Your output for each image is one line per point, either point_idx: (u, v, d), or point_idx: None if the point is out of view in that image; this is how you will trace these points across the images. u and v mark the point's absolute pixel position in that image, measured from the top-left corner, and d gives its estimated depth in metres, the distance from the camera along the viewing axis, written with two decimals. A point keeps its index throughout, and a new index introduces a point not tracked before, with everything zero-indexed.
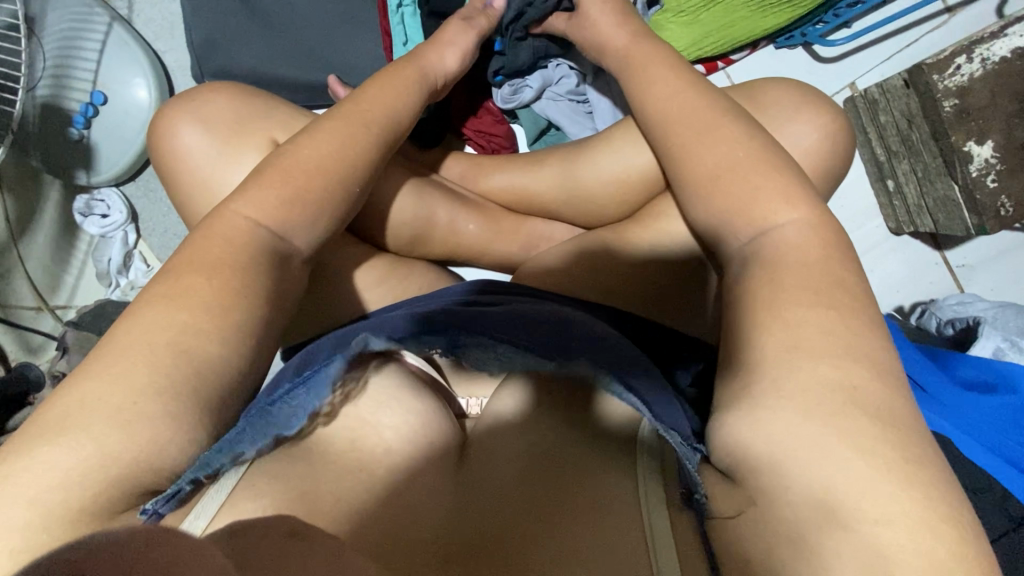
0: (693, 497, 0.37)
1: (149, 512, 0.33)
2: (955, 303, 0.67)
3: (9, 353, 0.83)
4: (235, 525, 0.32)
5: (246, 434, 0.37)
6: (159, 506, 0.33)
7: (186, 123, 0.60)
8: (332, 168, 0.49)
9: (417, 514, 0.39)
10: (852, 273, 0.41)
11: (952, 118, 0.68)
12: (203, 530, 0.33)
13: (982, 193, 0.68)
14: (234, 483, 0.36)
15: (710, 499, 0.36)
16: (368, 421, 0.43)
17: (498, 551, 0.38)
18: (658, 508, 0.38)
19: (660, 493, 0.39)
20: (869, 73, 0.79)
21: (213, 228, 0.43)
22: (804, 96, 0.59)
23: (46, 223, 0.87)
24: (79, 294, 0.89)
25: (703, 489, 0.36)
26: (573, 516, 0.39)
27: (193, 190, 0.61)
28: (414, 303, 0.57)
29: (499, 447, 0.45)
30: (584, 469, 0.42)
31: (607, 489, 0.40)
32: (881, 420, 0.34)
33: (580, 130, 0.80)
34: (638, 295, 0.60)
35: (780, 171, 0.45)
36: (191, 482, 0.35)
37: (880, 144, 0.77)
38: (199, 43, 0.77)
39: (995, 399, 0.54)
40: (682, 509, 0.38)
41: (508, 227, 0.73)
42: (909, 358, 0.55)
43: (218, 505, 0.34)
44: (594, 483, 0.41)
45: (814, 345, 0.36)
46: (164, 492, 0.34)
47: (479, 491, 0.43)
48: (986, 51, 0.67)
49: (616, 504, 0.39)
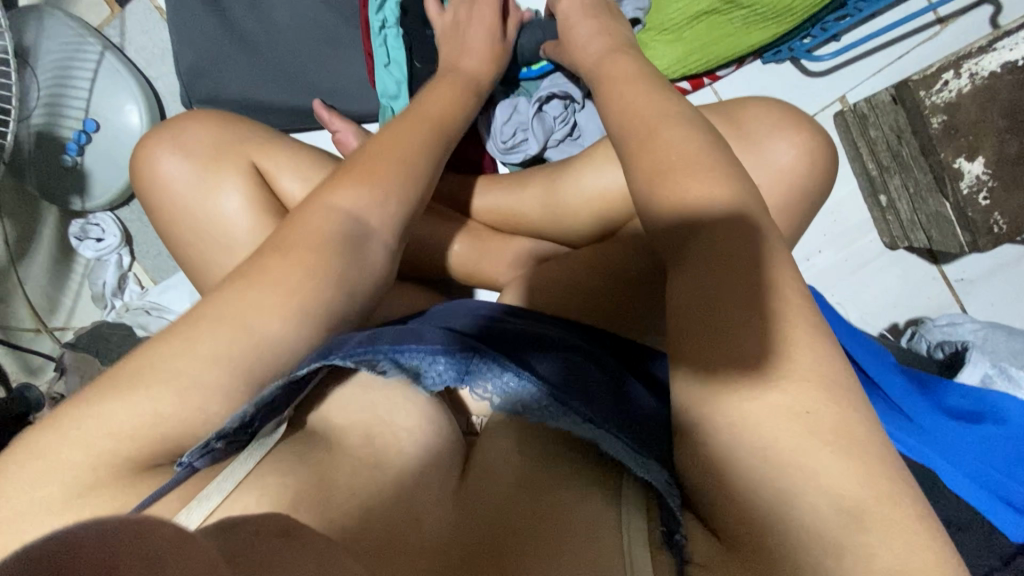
0: (673, 538, 0.35)
1: (185, 464, 0.36)
2: (945, 325, 0.65)
3: (9, 374, 0.86)
4: (225, 520, 0.30)
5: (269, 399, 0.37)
6: (194, 460, 0.36)
7: (166, 153, 0.60)
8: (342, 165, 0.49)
9: (421, 517, 0.39)
10: None
11: (941, 134, 0.66)
12: (201, 519, 0.32)
13: (974, 211, 0.66)
14: (253, 461, 0.37)
15: (689, 540, 0.35)
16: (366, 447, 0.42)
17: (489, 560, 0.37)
18: (637, 539, 0.36)
19: (642, 527, 0.36)
20: (859, 86, 0.78)
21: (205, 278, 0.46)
22: (784, 113, 0.59)
23: (44, 248, 0.90)
24: (76, 315, 0.92)
25: (684, 529, 0.36)
26: (562, 538, 0.37)
27: (173, 219, 0.61)
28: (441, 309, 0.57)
29: (498, 456, 0.44)
30: (574, 490, 0.40)
31: (592, 515, 0.38)
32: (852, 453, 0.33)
33: (572, 150, 0.79)
34: (622, 319, 0.61)
35: None
36: (221, 441, 0.37)
37: (871, 159, 0.75)
38: (186, 70, 0.78)
39: (982, 430, 0.52)
40: (659, 552, 0.35)
41: (493, 247, 0.74)
42: (898, 386, 0.54)
43: (233, 479, 0.35)
44: (582, 504, 0.39)
45: (797, 377, 0.35)
46: (196, 447, 0.37)
47: (478, 500, 0.42)
48: (974, 66, 0.66)
49: (600, 532, 0.37)
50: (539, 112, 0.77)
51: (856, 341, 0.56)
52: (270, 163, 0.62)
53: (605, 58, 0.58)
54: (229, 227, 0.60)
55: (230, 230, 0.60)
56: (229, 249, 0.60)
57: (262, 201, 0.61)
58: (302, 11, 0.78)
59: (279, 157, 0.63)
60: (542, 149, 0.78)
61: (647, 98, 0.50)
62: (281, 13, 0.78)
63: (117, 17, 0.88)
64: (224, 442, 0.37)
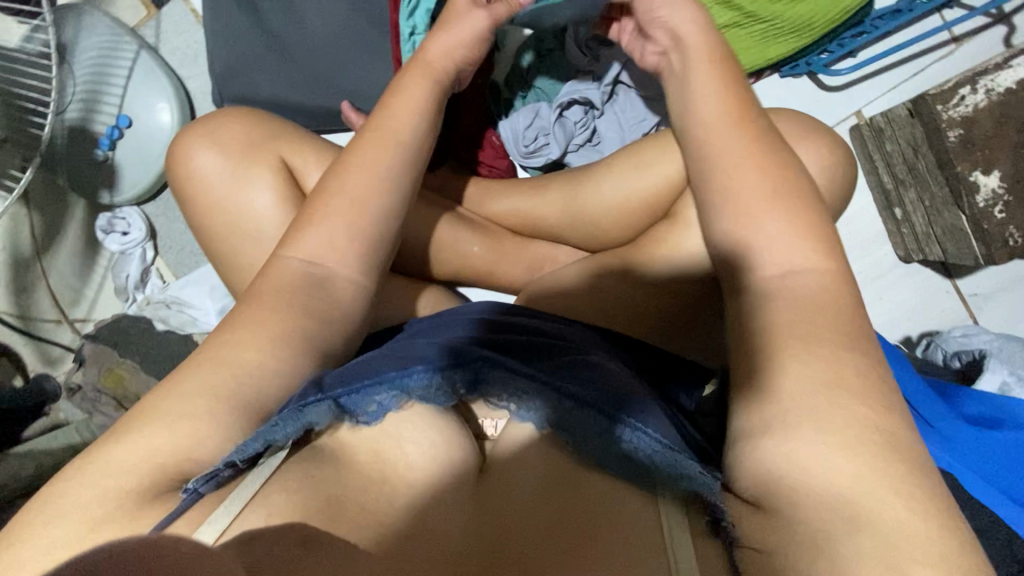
0: (719, 525, 0.37)
1: (190, 490, 0.37)
2: (960, 335, 0.65)
3: (27, 363, 0.90)
4: (245, 532, 0.35)
5: (280, 426, 0.39)
6: (198, 485, 0.37)
7: (201, 147, 0.62)
8: (381, 191, 0.53)
9: (441, 529, 0.40)
10: (844, 310, 0.42)
11: (957, 148, 0.69)
12: (216, 537, 0.35)
13: (990, 223, 0.68)
14: (261, 483, 0.38)
15: (736, 524, 0.37)
16: (394, 433, 0.43)
17: (524, 555, 0.39)
18: (680, 532, 0.38)
19: (682, 523, 0.38)
20: (875, 101, 0.79)
21: (258, 283, 0.50)
22: (803, 125, 0.60)
23: (70, 240, 0.92)
24: (97, 308, 0.93)
25: (730, 515, 0.37)
26: (601, 535, 0.39)
27: (205, 211, 0.63)
28: (453, 315, 0.58)
29: (521, 468, 0.44)
30: (607, 486, 0.41)
31: (629, 509, 0.40)
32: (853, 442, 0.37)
33: (590, 157, 0.81)
34: (641, 322, 0.61)
35: (789, 200, 0.46)
36: (228, 466, 0.38)
37: (886, 172, 0.76)
38: (220, 70, 0.81)
39: (1000, 435, 0.52)
40: (706, 537, 0.38)
41: (512, 249, 0.75)
42: (916, 391, 0.54)
43: (242, 502, 0.37)
44: (615, 500, 0.40)
45: None
46: (202, 473, 0.38)
47: (505, 501, 0.43)
48: (991, 81, 0.68)
49: (640, 523, 0.39)
50: (560, 118, 0.79)
51: (876, 345, 0.57)
52: (300, 160, 0.64)
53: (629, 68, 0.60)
54: (259, 220, 0.62)
55: (261, 223, 0.62)
56: (258, 242, 0.62)
57: (291, 197, 0.63)
58: (334, 15, 0.80)
59: (309, 154, 0.65)
60: (562, 154, 0.80)
61: None
62: (313, 17, 0.80)
63: (154, 18, 0.91)
64: (232, 467, 0.39)
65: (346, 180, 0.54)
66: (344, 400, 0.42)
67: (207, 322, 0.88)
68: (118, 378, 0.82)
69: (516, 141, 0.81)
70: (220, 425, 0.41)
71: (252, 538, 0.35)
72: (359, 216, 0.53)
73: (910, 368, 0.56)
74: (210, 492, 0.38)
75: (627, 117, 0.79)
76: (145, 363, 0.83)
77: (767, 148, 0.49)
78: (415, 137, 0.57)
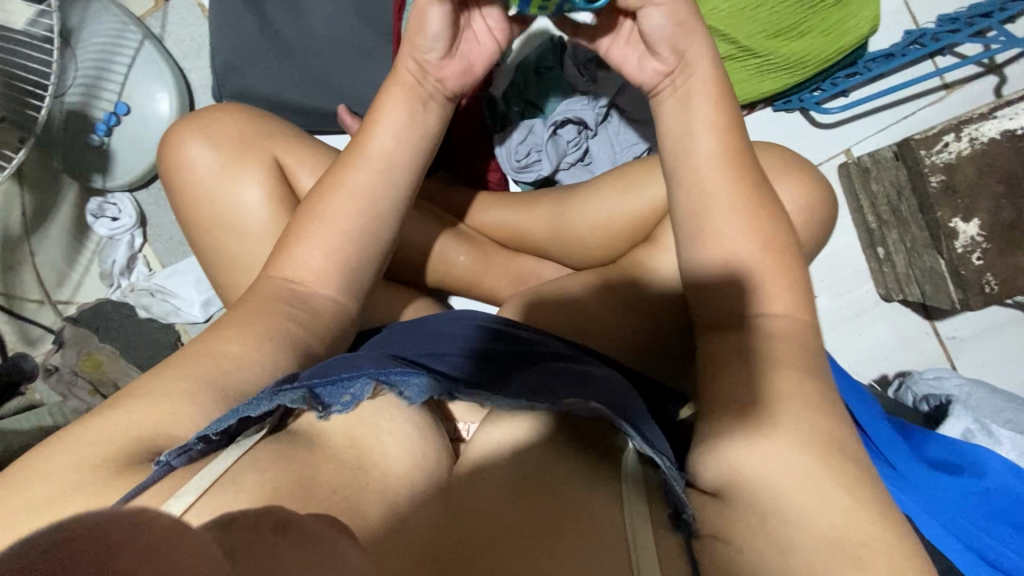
0: (682, 517, 0.40)
1: (163, 462, 0.37)
2: (932, 378, 0.66)
3: (8, 341, 0.87)
4: (225, 515, 0.33)
5: (255, 403, 0.39)
6: (170, 458, 0.37)
7: (192, 141, 0.63)
8: (365, 203, 0.54)
9: (408, 521, 0.39)
10: (793, 361, 0.45)
11: (938, 193, 0.69)
12: (182, 509, 0.34)
13: (967, 270, 0.68)
14: (234, 456, 0.38)
15: (697, 517, 0.39)
16: (371, 426, 0.44)
17: (482, 548, 0.38)
18: (643, 527, 0.39)
19: (647, 516, 0.40)
20: (864, 141, 0.80)
21: (245, 307, 0.51)
22: (788, 162, 0.61)
23: (60, 221, 0.93)
24: (81, 291, 0.95)
25: (691, 509, 0.39)
26: (566, 533, 0.39)
27: (192, 204, 0.63)
28: (448, 320, 0.58)
29: (489, 465, 0.44)
30: (573, 487, 0.42)
31: (593, 507, 0.41)
32: (801, 459, 0.40)
33: (581, 176, 0.82)
34: (619, 340, 0.61)
35: (760, 248, 0.49)
36: (201, 441, 0.38)
37: (871, 213, 0.78)
38: (221, 66, 0.82)
39: (963, 481, 0.53)
40: (668, 528, 0.40)
41: (499, 261, 0.76)
42: (881, 433, 0.55)
43: (215, 474, 0.37)
44: (581, 499, 0.41)
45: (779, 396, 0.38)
46: (176, 446, 0.38)
47: (467, 496, 0.42)
48: (975, 131, 0.69)
49: (603, 522, 0.40)
50: (554, 135, 0.80)
51: (846, 385, 0.57)
52: (290, 158, 0.64)
53: None
54: (246, 217, 0.62)
55: (247, 221, 0.62)
56: (244, 238, 0.63)
57: (279, 196, 0.63)
58: (337, 19, 0.81)
59: (299, 153, 0.65)
60: (554, 171, 0.81)
61: (662, 135, 0.51)
62: (318, 20, 0.81)
63: (161, 10, 0.92)
64: (206, 442, 0.38)
65: (343, 188, 0.55)
66: (319, 391, 0.41)
67: (191, 313, 0.89)
68: (97, 363, 0.84)
69: (509, 156, 0.82)
70: (184, 420, 0.41)
71: (234, 519, 0.33)
72: (343, 225, 0.54)
73: (876, 409, 0.57)
74: (182, 466, 0.38)
75: (619, 140, 0.80)
76: (126, 351, 0.85)
77: (749, 184, 0.50)
78: (404, 145, 0.56)
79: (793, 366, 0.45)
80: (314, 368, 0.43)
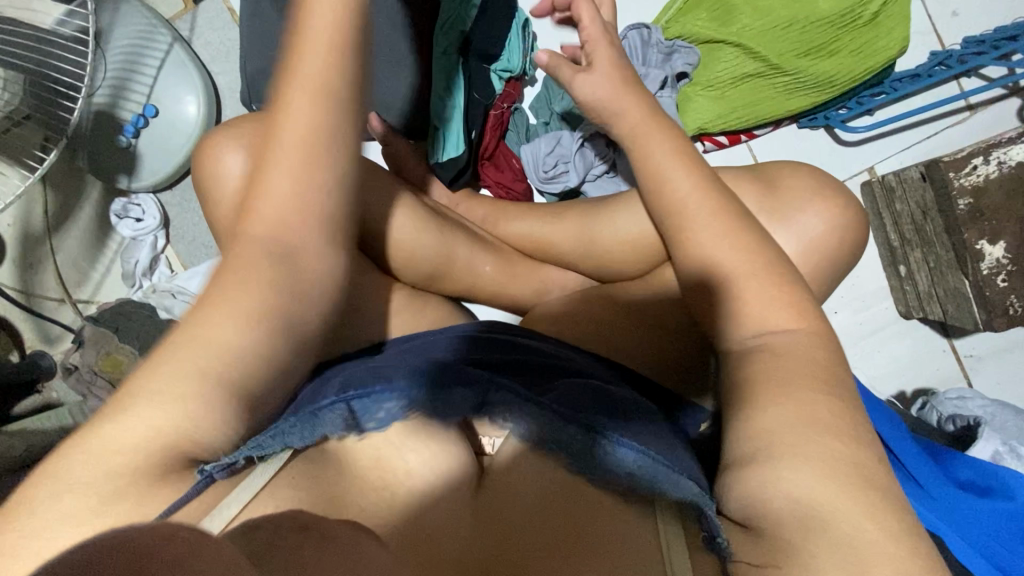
0: (715, 541, 0.40)
1: (204, 473, 0.37)
2: (954, 398, 0.67)
3: (27, 340, 0.91)
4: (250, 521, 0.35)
5: (296, 428, 0.40)
6: (214, 470, 0.37)
7: (227, 146, 0.63)
8: None
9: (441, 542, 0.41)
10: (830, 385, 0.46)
11: (966, 216, 0.70)
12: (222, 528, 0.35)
13: (992, 291, 0.69)
14: (267, 478, 0.38)
15: (729, 543, 0.39)
16: (397, 446, 0.43)
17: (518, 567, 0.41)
18: (677, 548, 0.40)
19: (679, 538, 0.41)
20: (888, 159, 0.81)
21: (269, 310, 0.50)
22: (818, 185, 0.62)
23: (82, 219, 0.92)
24: (101, 291, 0.93)
25: (724, 535, 0.40)
26: (599, 554, 0.41)
27: (225, 210, 0.63)
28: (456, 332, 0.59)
29: (518, 483, 0.46)
30: (601, 508, 0.43)
31: (622, 528, 0.42)
32: (843, 481, 0.40)
33: (607, 189, 0.81)
34: (647, 354, 0.64)
35: (783, 277, 0.52)
36: (244, 457, 0.39)
37: (894, 231, 0.79)
38: (251, 72, 0.82)
39: (991, 503, 0.53)
40: (702, 549, 0.41)
41: (524, 272, 0.76)
42: (909, 454, 0.55)
43: (252, 492, 0.37)
44: (610, 519, 0.43)
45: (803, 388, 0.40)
46: (220, 459, 0.38)
47: (497, 517, 0.44)
48: (1003, 155, 0.69)
49: (633, 543, 0.41)
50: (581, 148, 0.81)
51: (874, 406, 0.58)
52: None
53: (636, 124, 0.61)
54: None
55: None
56: None
57: None
58: None
59: None
60: (580, 183, 0.81)
61: None
62: None
63: (190, 13, 0.93)
64: (250, 459, 0.39)
65: None
66: (354, 407, 0.41)
67: None
68: (116, 363, 0.82)
69: (535, 167, 0.82)
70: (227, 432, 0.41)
71: (257, 525, 0.35)
72: None
73: (903, 430, 0.58)
74: (224, 479, 0.38)
75: None
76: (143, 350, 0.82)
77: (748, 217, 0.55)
78: None
79: (829, 391, 0.45)
80: (342, 384, 0.44)
